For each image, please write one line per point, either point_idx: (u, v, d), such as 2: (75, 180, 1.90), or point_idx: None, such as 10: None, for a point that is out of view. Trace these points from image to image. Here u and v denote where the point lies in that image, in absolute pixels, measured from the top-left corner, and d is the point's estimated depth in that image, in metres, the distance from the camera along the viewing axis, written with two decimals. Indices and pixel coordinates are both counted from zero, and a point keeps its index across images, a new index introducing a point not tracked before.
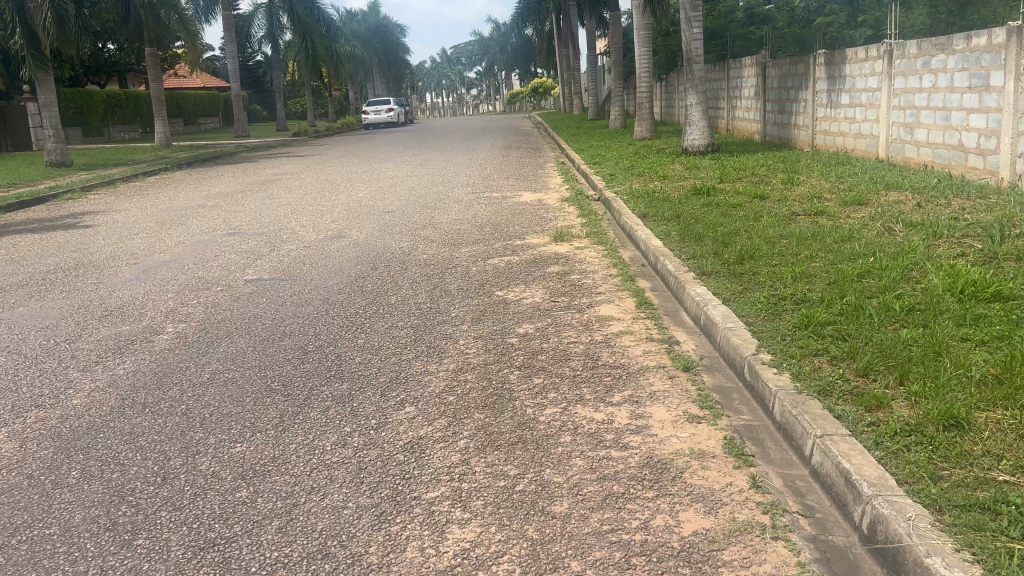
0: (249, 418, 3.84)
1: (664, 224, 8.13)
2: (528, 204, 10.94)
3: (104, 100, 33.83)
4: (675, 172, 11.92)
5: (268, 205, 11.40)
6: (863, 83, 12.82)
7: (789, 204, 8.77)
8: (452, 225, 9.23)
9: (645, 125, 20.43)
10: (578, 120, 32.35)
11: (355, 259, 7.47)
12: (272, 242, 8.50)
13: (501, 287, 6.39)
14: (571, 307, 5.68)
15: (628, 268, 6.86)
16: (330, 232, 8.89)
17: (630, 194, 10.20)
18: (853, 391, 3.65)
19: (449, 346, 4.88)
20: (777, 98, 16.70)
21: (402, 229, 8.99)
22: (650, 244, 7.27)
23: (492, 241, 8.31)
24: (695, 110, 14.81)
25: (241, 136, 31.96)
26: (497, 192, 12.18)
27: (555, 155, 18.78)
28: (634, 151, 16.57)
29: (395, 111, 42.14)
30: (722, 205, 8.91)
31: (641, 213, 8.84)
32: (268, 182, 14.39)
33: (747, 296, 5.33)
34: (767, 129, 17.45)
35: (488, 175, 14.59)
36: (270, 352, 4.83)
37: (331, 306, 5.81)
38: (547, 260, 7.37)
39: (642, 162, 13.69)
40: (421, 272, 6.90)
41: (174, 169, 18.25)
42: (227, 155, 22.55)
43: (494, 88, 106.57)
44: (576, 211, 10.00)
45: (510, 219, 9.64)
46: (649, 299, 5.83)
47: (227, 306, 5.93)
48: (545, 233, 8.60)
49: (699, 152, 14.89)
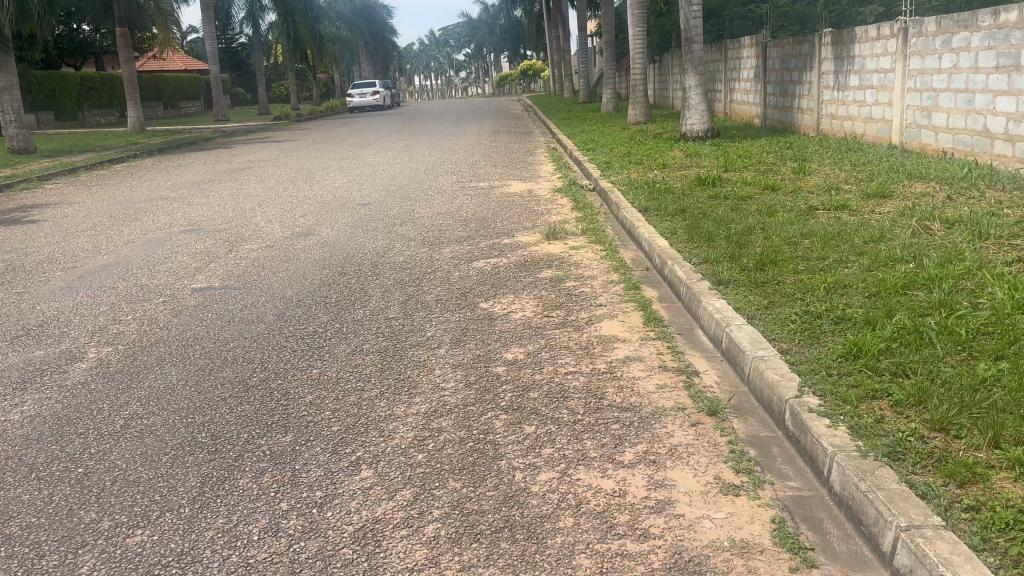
0: (159, 489, 3.02)
1: (668, 220, 7.31)
2: (517, 195, 10.09)
3: (77, 83, 32.66)
4: (675, 159, 11.08)
5: (234, 197, 10.49)
6: (874, 63, 11.99)
7: (805, 197, 7.95)
8: (432, 220, 8.37)
9: (640, 108, 19.57)
10: (569, 104, 31.43)
11: (321, 262, 6.63)
12: (231, 240, 7.65)
13: (486, 297, 5.56)
14: (567, 323, 4.85)
15: (630, 272, 6.04)
16: (297, 229, 8.04)
17: (628, 184, 9.37)
18: (934, 454, 2.84)
19: (422, 378, 4.05)
20: (779, 80, 15.84)
21: (378, 225, 8.14)
22: (654, 244, 6.45)
23: (477, 238, 7.47)
24: (694, 93, 13.95)
25: (220, 120, 30.93)
26: (483, 181, 11.32)
27: (546, 140, 17.88)
28: (629, 136, 15.71)
29: (380, 93, 41.06)
30: (731, 198, 8.09)
31: (641, 207, 8.02)
32: (240, 171, 13.47)
33: (775, 313, 4.52)
34: (768, 113, 16.60)
35: (474, 162, 13.71)
36: (205, 388, 3.99)
37: (287, 323, 4.97)
38: (538, 261, 6.54)
39: (638, 149, 12.83)
40: (394, 278, 6.07)
41: (142, 156, 17.27)
42: (201, 140, 21.57)
43: (483, 70, 105.30)
44: (569, 203, 9.18)
45: (497, 212, 8.78)
46: (657, 313, 5.01)
47: (165, 323, 5.08)
48: (535, 229, 7.75)
49: (698, 138, 14.06)
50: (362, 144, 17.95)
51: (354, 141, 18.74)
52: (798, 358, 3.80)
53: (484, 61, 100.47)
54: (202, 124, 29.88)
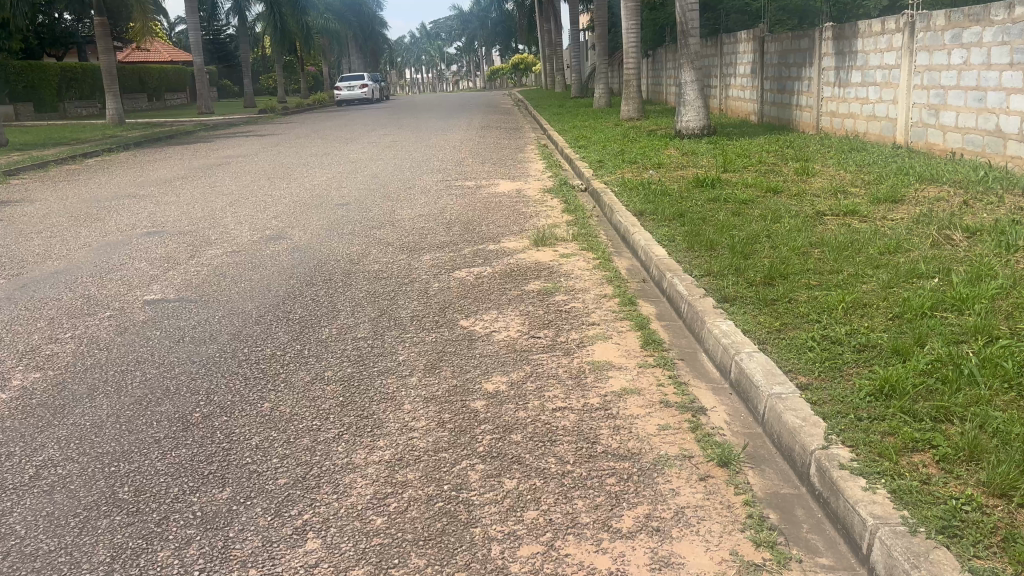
0: (59, 565, 2.50)
1: (666, 225, 6.81)
2: (504, 195, 9.56)
3: (58, 73, 31.88)
4: (671, 159, 10.58)
5: (206, 196, 9.93)
6: (877, 59, 11.51)
7: (810, 201, 7.46)
8: (414, 223, 7.84)
9: (633, 104, 19.07)
10: (561, 98, 30.90)
11: (289, 270, 6.10)
12: (196, 244, 7.11)
13: (467, 312, 5.04)
14: (556, 346, 4.35)
15: (625, 285, 5.55)
16: (268, 232, 7.51)
17: (622, 185, 8.87)
18: (998, 531, 2.35)
19: (389, 415, 3.53)
20: (776, 76, 15.36)
21: (356, 228, 7.60)
22: (651, 253, 5.94)
23: (460, 244, 6.95)
24: (690, 89, 13.44)
25: (204, 113, 30.24)
26: (470, 180, 10.80)
27: (536, 137, 17.35)
28: (622, 133, 15.19)
29: (369, 86, 40.41)
30: (731, 202, 7.60)
31: (636, 211, 7.51)
32: (216, 167, 12.89)
33: (790, 338, 4.02)
34: (765, 110, 16.12)
35: (461, 159, 13.16)
36: (138, 427, 3.46)
37: (241, 345, 4.44)
38: (525, 271, 6.03)
39: (632, 146, 12.32)
40: (367, 290, 5.55)
41: (117, 150, 16.63)
42: (181, 133, 20.90)
43: (475, 64, 104.57)
44: (559, 205, 8.66)
45: (482, 214, 8.25)
46: (656, 334, 4.51)
47: (105, 343, 4.55)
48: (523, 234, 7.24)
49: (693, 135, 13.57)
50: (346, 139, 17.37)
51: (339, 137, 18.17)
52: (821, 397, 3.31)
53: (475, 55, 99.75)
54: (185, 117, 29.16)
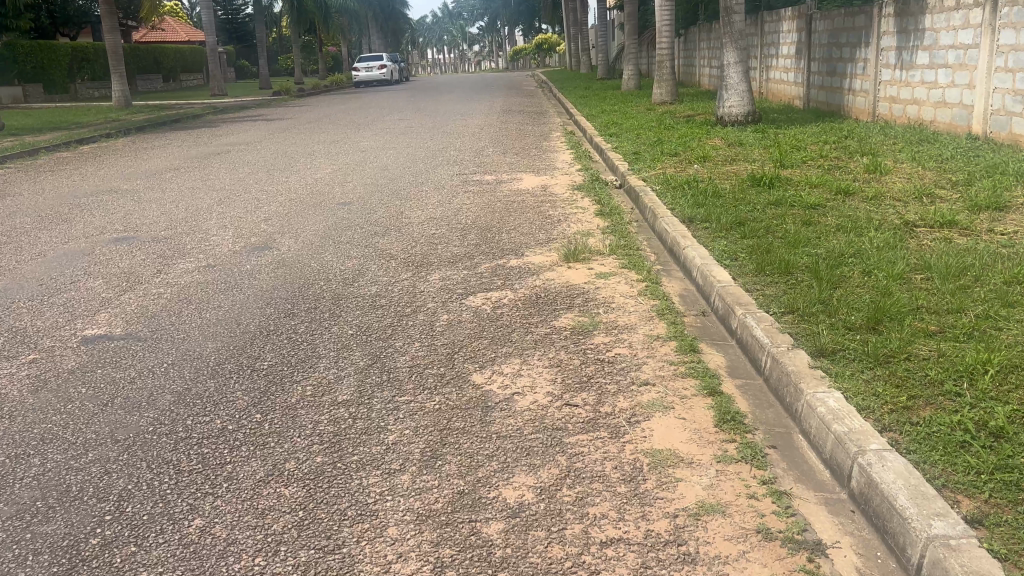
0: None
1: (724, 239, 5.68)
2: (529, 193, 8.44)
3: (68, 53, 30.96)
4: (717, 151, 9.40)
5: (196, 191, 8.90)
6: (950, 37, 10.21)
7: (893, 207, 6.27)
8: (424, 229, 6.75)
9: (666, 87, 17.78)
10: (586, 80, 29.59)
11: (268, 294, 5.02)
12: (166, 256, 6.05)
13: (482, 360, 3.94)
14: (599, 420, 3.25)
15: (682, 320, 4.43)
16: (253, 241, 6.44)
17: (664, 183, 7.71)
18: None
19: (365, 549, 2.45)
20: (825, 57, 14.06)
21: (356, 236, 6.52)
22: (712, 277, 4.80)
23: (477, 257, 5.86)
24: (734, 71, 12.18)
25: (217, 95, 29.21)
26: (489, 174, 9.67)
27: (562, 122, 16.16)
28: (656, 119, 13.96)
29: (387, 67, 39.22)
30: (797, 207, 6.44)
31: (684, 218, 6.37)
32: (215, 156, 11.86)
33: (929, 425, 2.90)
34: (811, 94, 14.82)
35: (481, 148, 12.03)
36: (3, 568, 2.40)
37: (183, 415, 3.38)
38: (555, 296, 4.93)
39: (669, 136, 11.13)
40: (359, 324, 4.47)
41: (116, 136, 15.61)
42: (188, 117, 19.86)
43: (497, 44, 103.00)
44: (591, 207, 7.52)
45: (504, 218, 7.14)
46: (732, 403, 3.39)
47: (9, 406, 3.49)
48: (550, 246, 6.12)
49: (736, 123, 12.30)
50: (358, 125, 16.25)
51: (351, 122, 17.08)
52: (1008, 547, 2.20)
53: (498, 36, 98.09)
54: (197, 99, 28.20)
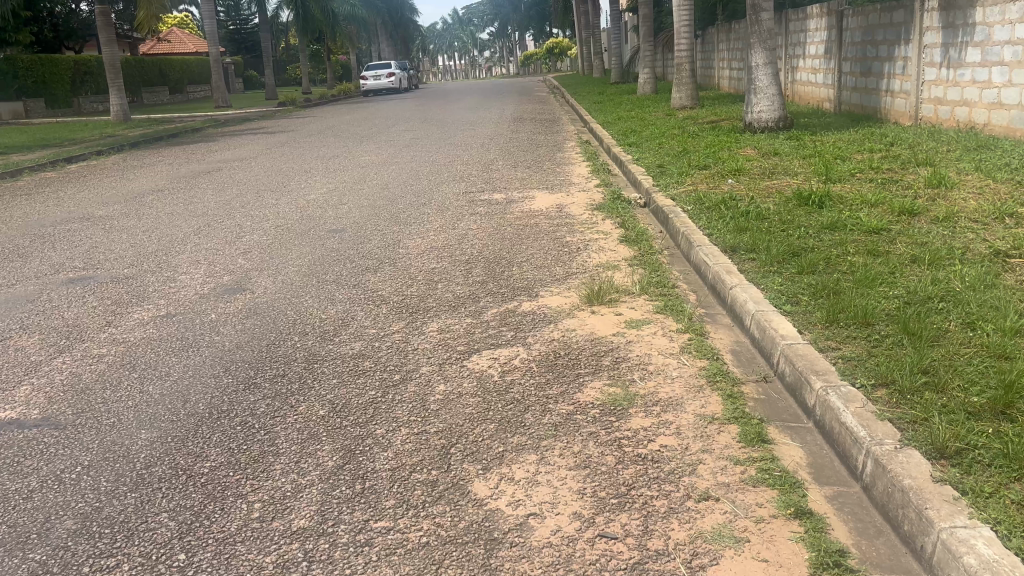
0: None
1: (777, 277, 4.75)
2: (543, 214, 7.53)
3: (71, 67, 30.31)
4: (751, 164, 8.46)
5: (176, 217, 8.04)
6: (1005, 32, 9.29)
7: (971, 230, 5.33)
8: (423, 263, 5.86)
9: (685, 91, 16.83)
10: (599, 85, 28.67)
11: (227, 357, 4.13)
12: (121, 303, 5.17)
13: (487, 455, 3.03)
14: (647, 566, 2.35)
15: (741, 394, 3.51)
16: (226, 283, 5.56)
17: (696, 203, 6.78)
18: None
19: None
20: (858, 56, 13.12)
21: (344, 274, 5.64)
22: (773, 332, 3.87)
23: (484, 300, 4.96)
24: (763, 73, 11.22)
25: (221, 107, 28.47)
26: (498, 192, 8.77)
27: (576, 131, 15.24)
28: (678, 126, 13.02)
29: (396, 75, 38.43)
30: (858, 233, 5.51)
31: (725, 249, 5.44)
32: (204, 175, 11.00)
33: None
34: (842, 96, 13.87)
35: (490, 162, 11.14)
36: None
37: (78, 558, 2.49)
38: (577, 353, 4.01)
39: (695, 146, 10.21)
40: (332, 400, 3.57)
41: (107, 153, 14.79)
42: (186, 131, 19.06)
43: (507, 50, 102.37)
44: (614, 232, 6.60)
45: (515, 248, 6.24)
46: (827, 536, 2.48)
47: None
48: (569, 284, 5.21)
49: (766, 129, 11.34)
50: (360, 137, 15.39)
51: (355, 133, 16.25)
52: None
53: (508, 41, 97.43)
54: (201, 112, 27.44)
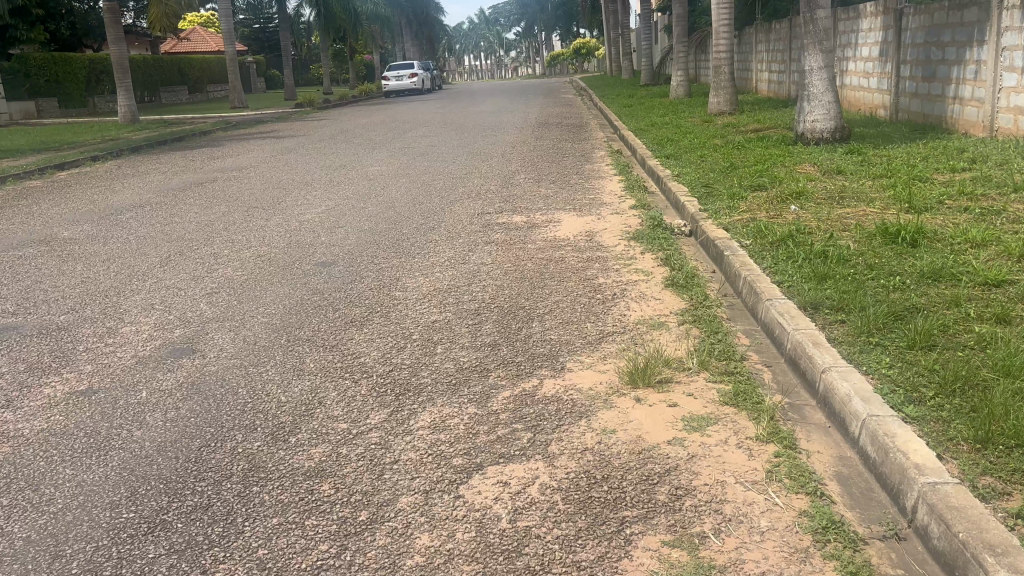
0: None
1: (882, 355, 3.57)
2: (570, 244, 6.38)
3: (85, 65, 29.52)
4: (812, 185, 7.26)
5: (147, 242, 6.98)
6: None
7: None
8: (421, 314, 4.74)
9: (724, 95, 15.57)
10: (628, 86, 27.44)
11: (138, 471, 3.02)
12: (35, 370, 4.07)
13: None
14: None
15: (868, 567, 2.34)
16: (175, 340, 4.46)
17: (755, 238, 5.61)
18: None
19: None
20: (920, 59, 11.85)
21: (322, 329, 4.52)
22: (903, 457, 2.69)
23: (494, 374, 3.82)
24: (818, 78, 9.98)
25: (237, 108, 27.57)
26: (518, 214, 7.62)
27: (605, 138, 14.06)
28: (720, 135, 11.80)
29: (418, 75, 37.39)
30: (974, 287, 4.33)
31: (804, 307, 4.28)
32: (195, 187, 9.96)
33: None
34: (900, 103, 12.58)
35: (510, 175, 10.00)
36: None
37: None
38: (619, 474, 2.88)
39: (743, 160, 9.00)
40: (265, 561, 2.45)
41: (102, 159, 13.79)
42: (193, 134, 18.07)
43: (533, 50, 101.18)
44: (657, 273, 5.42)
45: (535, 293, 5.10)
46: None
47: None
48: (603, 352, 4.05)
49: (821, 140, 10.07)
50: (373, 143, 14.30)
51: (368, 139, 15.16)
52: None
53: (535, 41, 96.23)
54: (216, 112, 26.50)
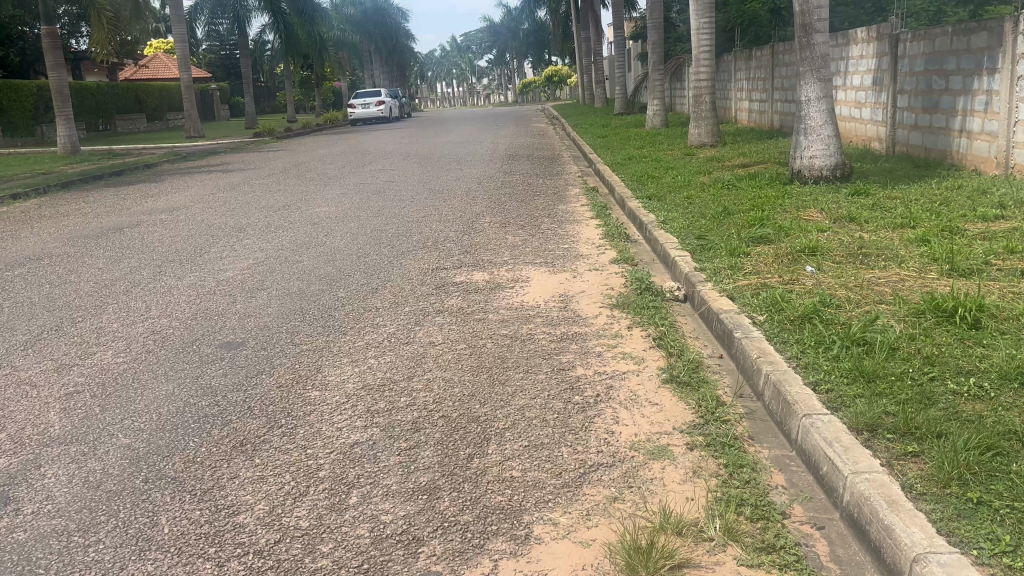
0: None
1: (998, 528, 2.43)
2: (541, 312, 5.20)
3: (33, 92, 28.02)
4: (825, 237, 6.18)
5: (23, 309, 5.70)
6: None
7: None
8: (338, 432, 3.53)
9: (705, 126, 14.61)
10: (602, 115, 26.55)
11: None
12: None
13: None
14: None
15: None
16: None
17: (770, 313, 4.48)
18: None
19: None
20: (920, 89, 10.93)
21: (195, 461, 3.29)
22: None
23: (427, 547, 2.63)
24: (816, 109, 8.98)
25: (193, 137, 26.25)
26: (478, 270, 6.45)
27: (580, 172, 12.99)
28: (705, 171, 10.75)
29: (386, 103, 36.33)
30: None
31: (857, 429, 3.13)
32: (111, 233, 8.69)
33: None
34: (897, 136, 11.65)
35: (473, 218, 8.84)
36: None
37: None
38: None
39: (736, 202, 7.93)
40: None
41: (22, 197, 12.41)
42: (135, 167, 16.72)
43: (506, 78, 100.83)
44: (649, 361, 4.25)
45: (491, 391, 3.90)
46: None
47: None
48: (587, 504, 2.86)
49: (820, 178, 9.04)
50: (326, 178, 13.10)
51: (322, 173, 13.96)
52: None
53: (507, 69, 95.88)
54: (169, 142, 25.14)
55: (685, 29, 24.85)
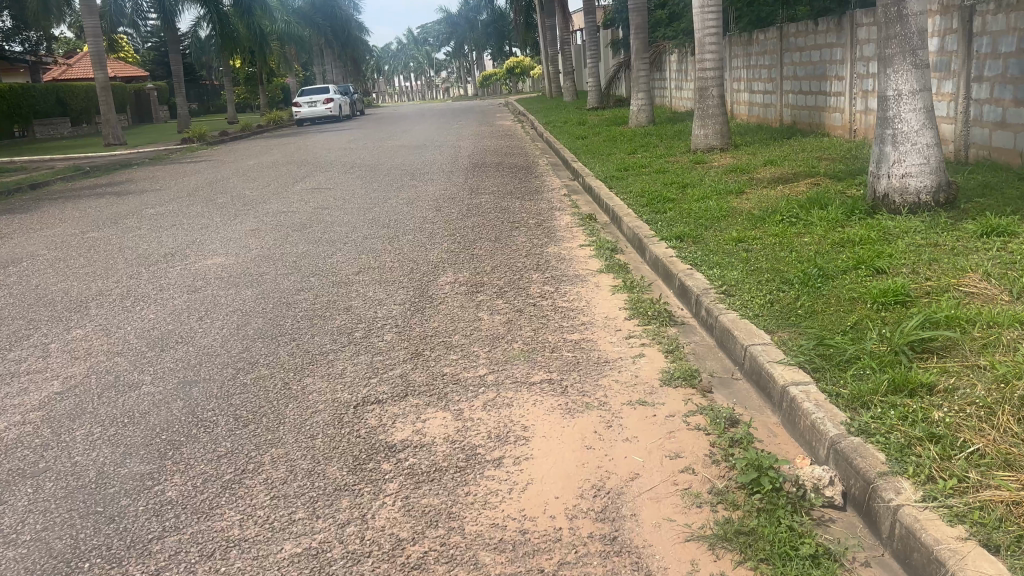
0: None
1: None
2: (568, 564, 2.47)
3: None
4: None
5: None
6: None
7: None
8: None
9: (712, 125, 11.97)
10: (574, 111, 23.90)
11: None
12: None
13: None
14: None
15: None
16: None
17: None
18: None
19: None
20: (1008, 75, 8.38)
21: None
22: None
23: None
24: (908, 108, 6.34)
25: (112, 147, 23.04)
26: (432, 408, 3.70)
27: (565, 188, 10.26)
28: (738, 189, 8.10)
29: (334, 100, 33.27)
30: None
31: None
32: None
33: None
34: (972, 135, 9.10)
35: (429, 277, 6.05)
36: None
37: None
38: None
39: (823, 252, 5.26)
40: None
41: None
42: (17, 189, 13.64)
43: (464, 70, 97.75)
44: None
45: None
46: None
47: None
48: None
49: (917, 204, 6.39)
50: (241, 203, 10.22)
51: (239, 195, 11.05)
52: None
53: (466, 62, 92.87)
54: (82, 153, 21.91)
55: (665, 13, 22.30)
